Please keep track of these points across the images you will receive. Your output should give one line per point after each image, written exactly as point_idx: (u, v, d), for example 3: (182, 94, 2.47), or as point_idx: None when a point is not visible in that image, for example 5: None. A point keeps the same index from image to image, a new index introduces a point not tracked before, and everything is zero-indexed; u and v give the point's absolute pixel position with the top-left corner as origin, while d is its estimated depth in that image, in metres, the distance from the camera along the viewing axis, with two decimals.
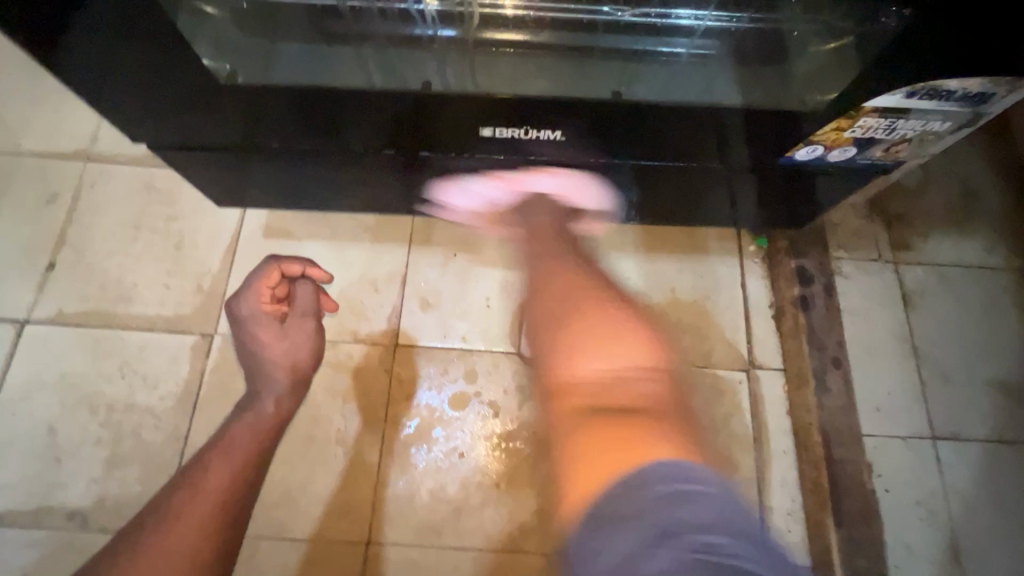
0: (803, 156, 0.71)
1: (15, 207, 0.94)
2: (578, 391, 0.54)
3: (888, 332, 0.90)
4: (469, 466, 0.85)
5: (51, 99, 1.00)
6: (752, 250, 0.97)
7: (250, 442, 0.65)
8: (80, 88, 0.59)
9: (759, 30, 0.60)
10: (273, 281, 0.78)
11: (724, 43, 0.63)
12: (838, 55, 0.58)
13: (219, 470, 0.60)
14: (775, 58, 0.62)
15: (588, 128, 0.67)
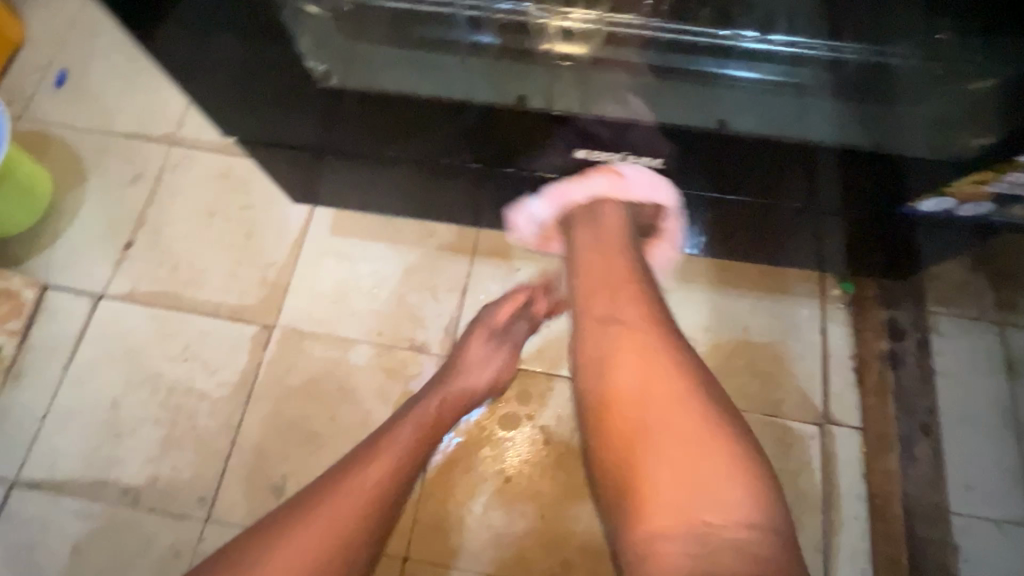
0: (928, 207, 0.65)
1: (101, 186, 0.97)
2: (670, 546, 0.47)
3: (987, 401, 0.81)
4: (515, 491, 0.82)
5: (144, 83, 1.03)
6: (836, 295, 0.90)
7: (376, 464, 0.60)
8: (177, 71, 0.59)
9: (861, 66, 0.55)
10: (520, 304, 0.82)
11: (827, 78, 0.57)
12: (977, 97, 0.51)
13: (344, 516, 0.55)
14: (889, 95, 0.55)
15: (688, 158, 0.65)
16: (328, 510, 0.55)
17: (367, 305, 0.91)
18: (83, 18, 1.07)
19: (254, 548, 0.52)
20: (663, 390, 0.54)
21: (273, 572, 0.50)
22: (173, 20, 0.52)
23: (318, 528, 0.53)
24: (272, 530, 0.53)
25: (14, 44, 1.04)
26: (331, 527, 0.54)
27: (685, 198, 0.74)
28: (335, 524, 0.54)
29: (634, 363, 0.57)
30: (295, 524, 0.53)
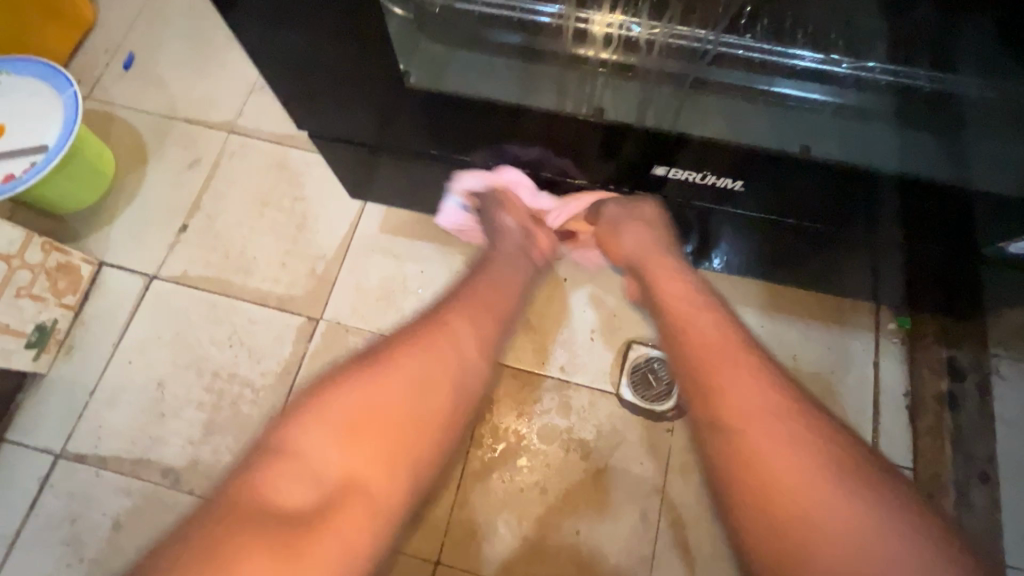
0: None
1: (160, 168, 0.99)
2: None
3: None
4: (551, 503, 0.81)
5: (207, 71, 1.05)
6: (891, 329, 0.88)
7: (482, 299, 0.68)
8: (257, 58, 0.59)
9: (934, 96, 0.53)
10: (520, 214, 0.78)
11: (898, 105, 0.55)
12: None
13: (464, 331, 0.64)
14: (973, 131, 0.53)
15: (764, 180, 0.63)
16: (453, 324, 0.64)
17: (412, 304, 0.91)
18: (154, 3, 1.09)
19: (390, 345, 0.61)
20: (793, 457, 0.49)
21: (408, 359, 0.59)
22: (264, 7, 0.52)
23: (446, 333, 0.62)
24: (405, 333, 0.62)
25: (87, 25, 1.07)
26: (458, 333, 0.63)
27: (749, 220, 0.72)
28: (458, 333, 0.63)
29: (753, 431, 0.51)
30: (426, 330, 0.62)
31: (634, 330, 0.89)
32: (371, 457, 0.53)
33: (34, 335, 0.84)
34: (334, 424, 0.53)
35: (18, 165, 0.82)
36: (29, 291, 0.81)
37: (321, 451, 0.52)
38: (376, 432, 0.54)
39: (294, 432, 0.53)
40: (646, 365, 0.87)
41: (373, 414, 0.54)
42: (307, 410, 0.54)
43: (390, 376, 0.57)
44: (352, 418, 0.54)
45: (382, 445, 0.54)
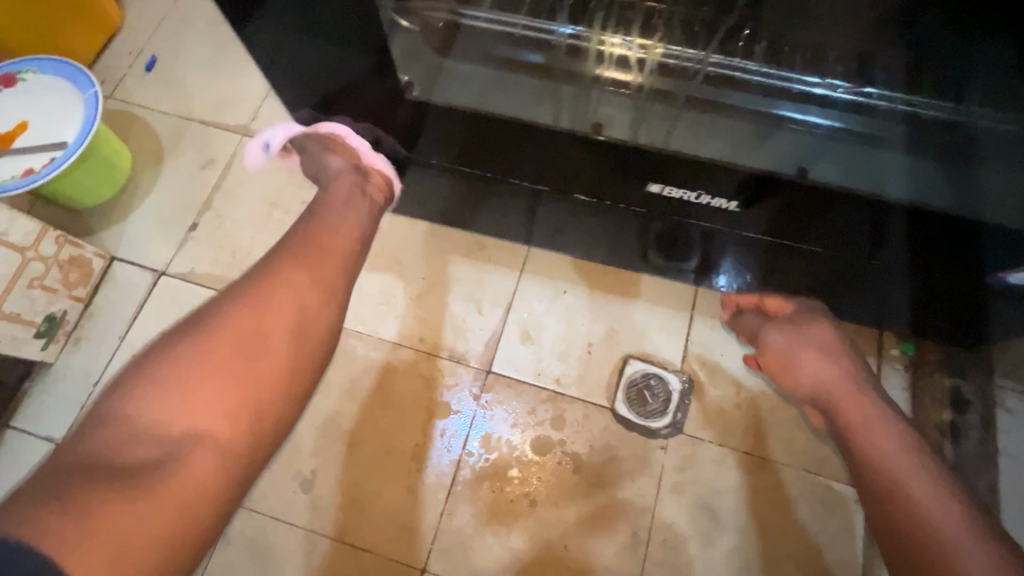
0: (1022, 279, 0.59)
1: (175, 167, 1.02)
2: None
3: None
4: (540, 516, 0.81)
5: (225, 75, 1.08)
6: (895, 355, 0.85)
7: (308, 252, 0.69)
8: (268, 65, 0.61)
9: (942, 125, 0.53)
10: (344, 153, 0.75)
11: (906, 132, 0.55)
12: None
13: (298, 278, 0.66)
14: (983, 160, 0.52)
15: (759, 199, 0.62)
16: (280, 280, 0.65)
17: (411, 310, 0.92)
18: (178, 8, 1.13)
19: (226, 304, 0.63)
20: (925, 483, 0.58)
21: (247, 310, 0.62)
22: (274, 16, 0.53)
23: (272, 289, 0.65)
24: (243, 291, 0.64)
25: (112, 28, 1.10)
26: (283, 284, 0.65)
27: (747, 241, 0.71)
28: (284, 288, 0.65)
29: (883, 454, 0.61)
30: (250, 290, 0.64)
31: (632, 345, 0.89)
32: (201, 410, 0.54)
33: (44, 325, 0.86)
34: (165, 388, 0.55)
35: (37, 160, 0.84)
36: (42, 282, 0.84)
37: (148, 413, 0.53)
38: (204, 386, 0.56)
39: (120, 405, 0.54)
40: (643, 381, 0.86)
41: (204, 371, 0.56)
42: (134, 385, 0.55)
43: (216, 337, 0.59)
44: (180, 381, 0.55)
45: (213, 395, 0.56)
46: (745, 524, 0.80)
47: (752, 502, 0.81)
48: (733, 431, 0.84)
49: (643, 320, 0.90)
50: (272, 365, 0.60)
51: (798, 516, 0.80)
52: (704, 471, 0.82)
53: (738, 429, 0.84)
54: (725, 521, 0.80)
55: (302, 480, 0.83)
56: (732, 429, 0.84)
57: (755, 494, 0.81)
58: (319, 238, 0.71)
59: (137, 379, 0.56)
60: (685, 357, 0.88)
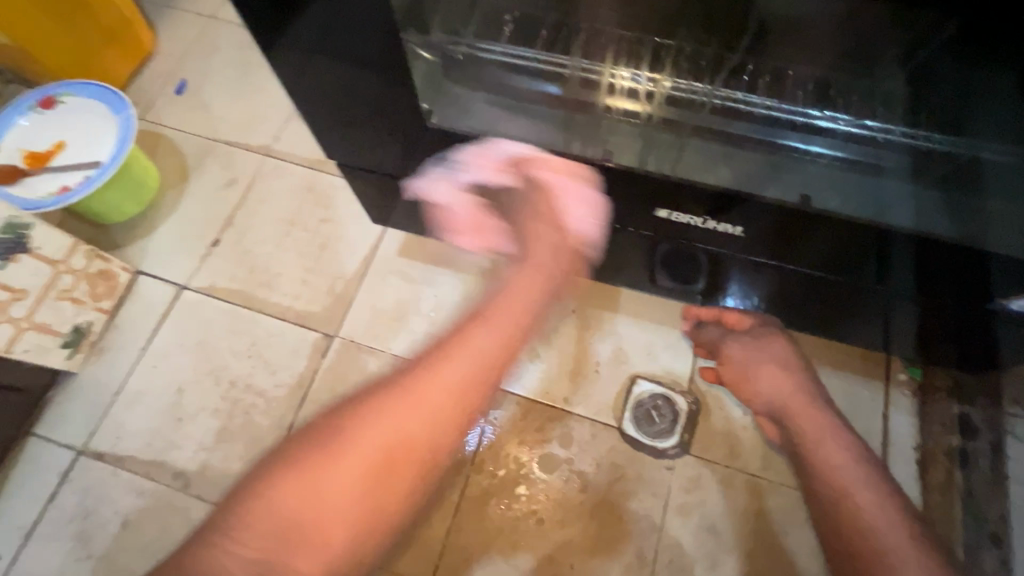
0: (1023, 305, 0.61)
1: (199, 186, 1.06)
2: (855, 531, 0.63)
3: None
4: (546, 534, 0.81)
5: (251, 98, 1.12)
6: (902, 379, 0.86)
7: (454, 370, 0.68)
8: (295, 91, 0.65)
9: (948, 157, 0.54)
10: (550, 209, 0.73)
11: (910, 163, 0.57)
12: None
13: (444, 377, 0.67)
14: (988, 192, 0.54)
15: (766, 225, 0.64)
16: (427, 388, 0.66)
17: (423, 326, 0.94)
18: (208, 34, 1.19)
19: (386, 401, 0.65)
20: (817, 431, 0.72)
21: (408, 416, 0.64)
22: (302, 46, 0.57)
23: (411, 403, 0.65)
24: (397, 386, 0.67)
25: (146, 53, 1.16)
26: (411, 401, 0.65)
27: (755, 264, 0.73)
28: (429, 401, 0.65)
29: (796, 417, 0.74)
30: (394, 389, 0.66)
31: (639, 365, 0.90)
32: (299, 533, 0.58)
33: (70, 335, 0.89)
34: (269, 514, 0.58)
35: (73, 178, 0.89)
36: (70, 294, 0.87)
37: (273, 503, 0.58)
38: (320, 511, 0.59)
39: (252, 497, 0.59)
40: (650, 401, 0.87)
41: (319, 496, 0.59)
42: (262, 486, 0.60)
43: (352, 447, 0.61)
44: (291, 510, 0.58)
45: (310, 520, 0.58)
46: (751, 547, 0.80)
47: (759, 525, 0.81)
48: (739, 453, 0.84)
49: (650, 341, 0.91)
50: (381, 488, 0.62)
51: (805, 540, 0.80)
52: (709, 492, 0.82)
53: (745, 451, 0.84)
54: (730, 544, 0.80)
55: None
56: (739, 450, 0.84)
57: (761, 516, 0.81)
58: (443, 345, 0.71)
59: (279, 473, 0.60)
60: (693, 378, 0.89)
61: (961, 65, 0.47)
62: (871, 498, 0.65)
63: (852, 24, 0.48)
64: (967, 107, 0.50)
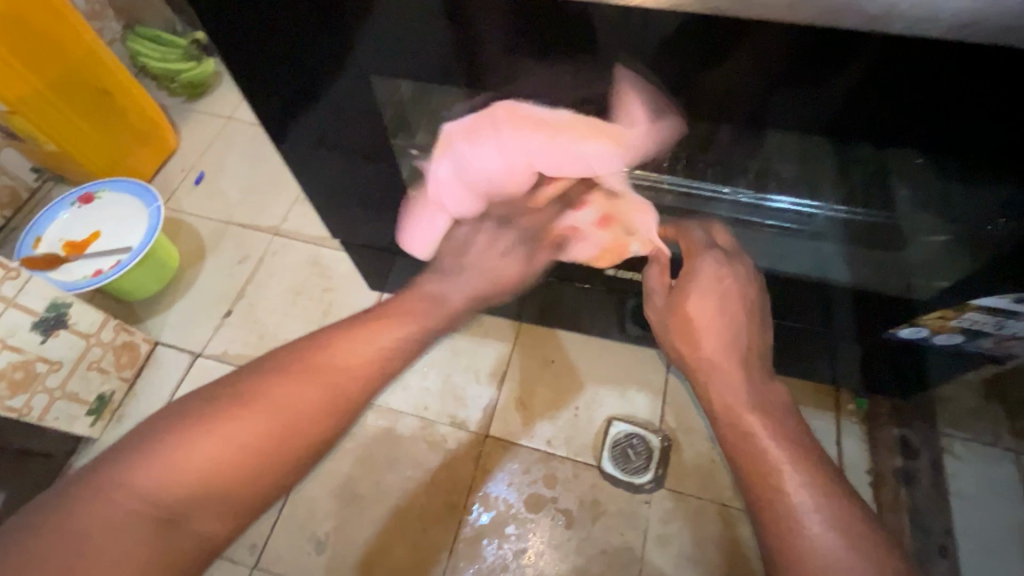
0: (906, 334, 0.72)
1: (215, 264, 1.18)
2: None
3: (1006, 528, 0.84)
4: (536, 571, 0.87)
5: (261, 184, 1.28)
6: (851, 409, 0.95)
7: (371, 346, 0.52)
8: (302, 183, 0.78)
9: (866, 222, 0.63)
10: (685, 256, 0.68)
11: (841, 229, 0.65)
12: (954, 249, 0.58)
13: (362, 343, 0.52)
14: (906, 244, 0.62)
15: (700, 221, 0.70)
16: (331, 368, 0.50)
17: (416, 381, 1.03)
18: (225, 132, 1.36)
19: (303, 360, 0.50)
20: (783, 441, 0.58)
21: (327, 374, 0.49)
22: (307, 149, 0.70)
23: (308, 377, 0.48)
24: (305, 351, 0.50)
25: (169, 149, 1.32)
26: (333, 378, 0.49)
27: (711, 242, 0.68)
28: (323, 382, 0.49)
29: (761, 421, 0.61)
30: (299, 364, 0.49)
31: (615, 408, 0.99)
32: (201, 500, 0.43)
33: (95, 403, 0.98)
34: (168, 463, 0.43)
35: (106, 262, 1.01)
36: (98, 365, 0.97)
37: (179, 457, 0.43)
38: (230, 471, 0.44)
39: (128, 451, 0.43)
40: (626, 440, 0.96)
41: (232, 458, 0.45)
42: (160, 437, 0.44)
43: (275, 404, 0.47)
44: (200, 460, 0.44)
45: (208, 485, 0.44)
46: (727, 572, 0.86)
47: (733, 552, 0.87)
48: (711, 485, 0.92)
49: (623, 386, 1.01)
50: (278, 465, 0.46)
51: None
52: (685, 523, 0.89)
53: (715, 483, 0.92)
54: (708, 571, 0.86)
55: (315, 542, 0.91)
56: (711, 484, 0.92)
57: (734, 544, 0.88)
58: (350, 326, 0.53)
59: (174, 431, 0.44)
60: (662, 417, 0.98)
61: (869, 145, 0.50)
62: (798, 476, 0.48)
63: (734, 129, 0.54)
64: (875, 170, 0.55)
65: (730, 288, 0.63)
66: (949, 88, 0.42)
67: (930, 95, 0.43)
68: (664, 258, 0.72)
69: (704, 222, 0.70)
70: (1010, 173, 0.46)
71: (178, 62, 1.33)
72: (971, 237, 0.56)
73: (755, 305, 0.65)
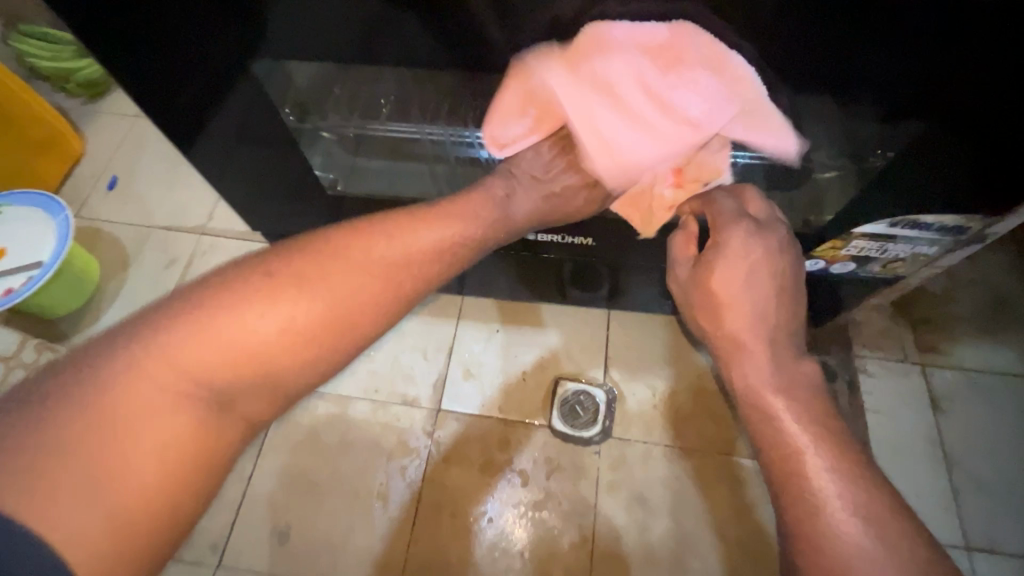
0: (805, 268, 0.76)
1: (141, 271, 1.13)
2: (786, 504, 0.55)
3: (914, 433, 0.93)
4: (498, 530, 0.91)
5: (181, 183, 1.23)
6: None
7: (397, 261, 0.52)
8: None
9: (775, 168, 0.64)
10: (716, 220, 0.58)
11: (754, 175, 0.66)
12: (841, 179, 0.63)
13: (396, 258, 0.52)
14: (806, 181, 0.65)
15: (726, 190, 0.62)
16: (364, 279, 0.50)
17: (364, 365, 1.04)
18: (135, 132, 1.29)
19: (340, 264, 0.50)
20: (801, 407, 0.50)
21: (359, 288, 0.50)
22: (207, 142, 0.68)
23: (345, 287, 0.49)
24: (349, 255, 0.51)
25: (74, 155, 1.25)
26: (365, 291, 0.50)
27: (741, 210, 0.58)
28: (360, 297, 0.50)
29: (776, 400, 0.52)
30: (336, 269, 0.50)
31: (562, 369, 1.02)
32: (219, 383, 0.44)
33: None
34: (204, 344, 0.44)
35: (17, 280, 0.95)
36: None
37: (212, 337, 0.44)
38: (257, 359, 0.45)
39: (86, 373, 0.41)
40: (574, 397, 0.99)
41: (259, 352, 0.45)
42: (196, 315, 0.44)
43: (314, 303, 0.48)
44: (230, 348, 0.44)
45: (237, 374, 0.45)
46: (674, 507, 0.92)
47: (679, 487, 0.93)
48: (655, 428, 0.97)
49: (568, 346, 1.04)
50: (279, 371, 0.47)
51: (718, 493, 0.93)
52: (635, 468, 0.94)
53: (660, 426, 0.97)
54: (657, 508, 0.92)
55: (278, 533, 0.92)
56: (655, 427, 0.97)
57: (681, 480, 0.94)
58: (325, 242, 0.51)
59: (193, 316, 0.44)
60: (607, 374, 1.01)
61: (788, 93, 0.51)
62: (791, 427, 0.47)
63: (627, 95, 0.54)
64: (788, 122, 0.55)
65: (761, 264, 0.55)
66: (863, 23, 0.43)
67: (871, 18, 0.42)
68: (692, 228, 0.62)
69: (732, 190, 0.61)
70: (931, 102, 0.47)
71: (70, 61, 1.25)
72: (861, 164, 0.59)
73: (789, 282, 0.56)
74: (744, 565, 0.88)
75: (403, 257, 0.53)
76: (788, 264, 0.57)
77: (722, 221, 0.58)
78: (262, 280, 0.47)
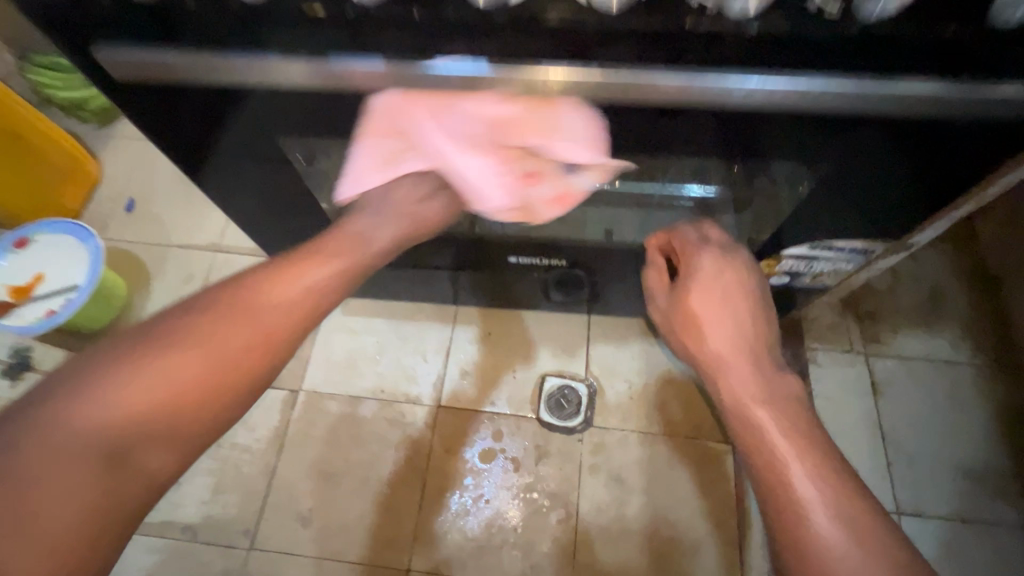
0: None
1: (163, 287, 1.24)
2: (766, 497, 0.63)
3: (857, 415, 1.06)
4: (494, 510, 1.04)
5: (194, 203, 1.33)
6: None
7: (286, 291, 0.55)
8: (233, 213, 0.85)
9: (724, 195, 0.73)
10: (684, 249, 0.70)
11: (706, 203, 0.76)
12: (773, 210, 0.73)
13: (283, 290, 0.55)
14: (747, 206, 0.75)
15: (689, 226, 0.74)
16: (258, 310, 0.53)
17: (370, 367, 1.15)
18: (147, 155, 1.38)
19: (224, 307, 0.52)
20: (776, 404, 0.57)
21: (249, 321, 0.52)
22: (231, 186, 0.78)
23: (237, 323, 0.52)
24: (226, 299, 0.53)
25: (92, 179, 1.34)
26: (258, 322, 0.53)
27: (703, 238, 0.70)
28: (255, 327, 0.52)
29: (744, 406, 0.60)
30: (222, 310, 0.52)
31: (548, 367, 1.14)
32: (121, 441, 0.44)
33: None
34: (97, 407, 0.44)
35: (56, 302, 1.06)
36: None
37: (105, 399, 0.45)
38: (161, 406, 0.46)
39: None
40: (559, 392, 1.12)
41: (159, 402, 0.46)
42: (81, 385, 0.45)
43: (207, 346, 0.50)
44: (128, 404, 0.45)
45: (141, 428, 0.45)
46: (648, 486, 1.05)
47: (652, 468, 1.06)
48: (631, 417, 1.10)
49: (553, 345, 1.16)
50: (183, 416, 0.48)
51: (686, 472, 1.06)
52: (613, 452, 1.07)
53: (635, 415, 1.10)
54: (633, 487, 1.05)
55: (301, 519, 1.04)
56: (630, 417, 1.10)
57: (654, 461, 1.07)
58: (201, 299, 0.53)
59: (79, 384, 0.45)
60: (588, 370, 1.14)
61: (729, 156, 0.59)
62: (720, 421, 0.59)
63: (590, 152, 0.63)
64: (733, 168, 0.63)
65: (730, 281, 0.65)
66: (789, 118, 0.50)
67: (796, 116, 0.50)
68: (660, 262, 0.74)
69: (695, 225, 0.74)
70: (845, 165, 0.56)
71: (83, 91, 1.33)
72: (792, 200, 0.69)
73: (759, 297, 0.65)
74: (708, 533, 1.01)
75: (290, 291, 0.55)
76: (755, 283, 0.66)
77: (692, 249, 0.69)
78: (143, 340, 0.49)
